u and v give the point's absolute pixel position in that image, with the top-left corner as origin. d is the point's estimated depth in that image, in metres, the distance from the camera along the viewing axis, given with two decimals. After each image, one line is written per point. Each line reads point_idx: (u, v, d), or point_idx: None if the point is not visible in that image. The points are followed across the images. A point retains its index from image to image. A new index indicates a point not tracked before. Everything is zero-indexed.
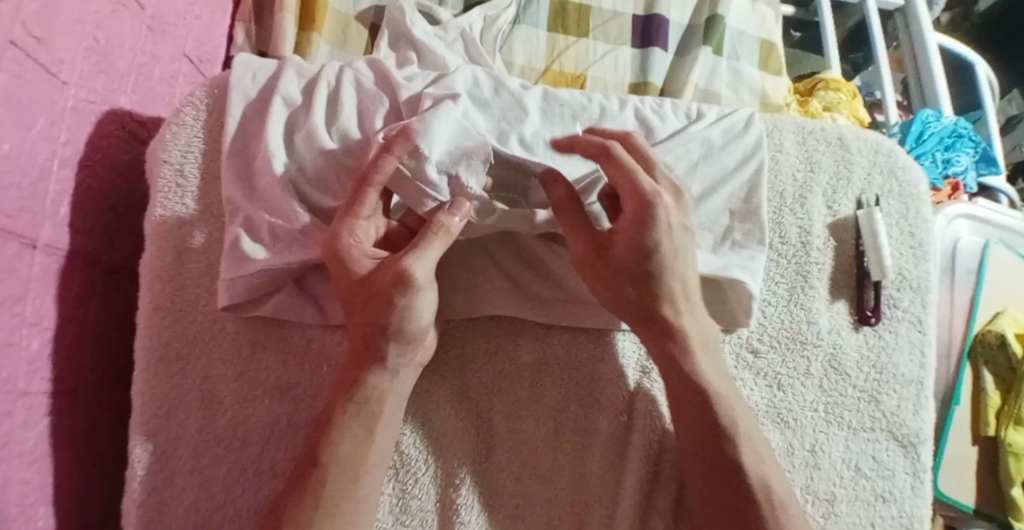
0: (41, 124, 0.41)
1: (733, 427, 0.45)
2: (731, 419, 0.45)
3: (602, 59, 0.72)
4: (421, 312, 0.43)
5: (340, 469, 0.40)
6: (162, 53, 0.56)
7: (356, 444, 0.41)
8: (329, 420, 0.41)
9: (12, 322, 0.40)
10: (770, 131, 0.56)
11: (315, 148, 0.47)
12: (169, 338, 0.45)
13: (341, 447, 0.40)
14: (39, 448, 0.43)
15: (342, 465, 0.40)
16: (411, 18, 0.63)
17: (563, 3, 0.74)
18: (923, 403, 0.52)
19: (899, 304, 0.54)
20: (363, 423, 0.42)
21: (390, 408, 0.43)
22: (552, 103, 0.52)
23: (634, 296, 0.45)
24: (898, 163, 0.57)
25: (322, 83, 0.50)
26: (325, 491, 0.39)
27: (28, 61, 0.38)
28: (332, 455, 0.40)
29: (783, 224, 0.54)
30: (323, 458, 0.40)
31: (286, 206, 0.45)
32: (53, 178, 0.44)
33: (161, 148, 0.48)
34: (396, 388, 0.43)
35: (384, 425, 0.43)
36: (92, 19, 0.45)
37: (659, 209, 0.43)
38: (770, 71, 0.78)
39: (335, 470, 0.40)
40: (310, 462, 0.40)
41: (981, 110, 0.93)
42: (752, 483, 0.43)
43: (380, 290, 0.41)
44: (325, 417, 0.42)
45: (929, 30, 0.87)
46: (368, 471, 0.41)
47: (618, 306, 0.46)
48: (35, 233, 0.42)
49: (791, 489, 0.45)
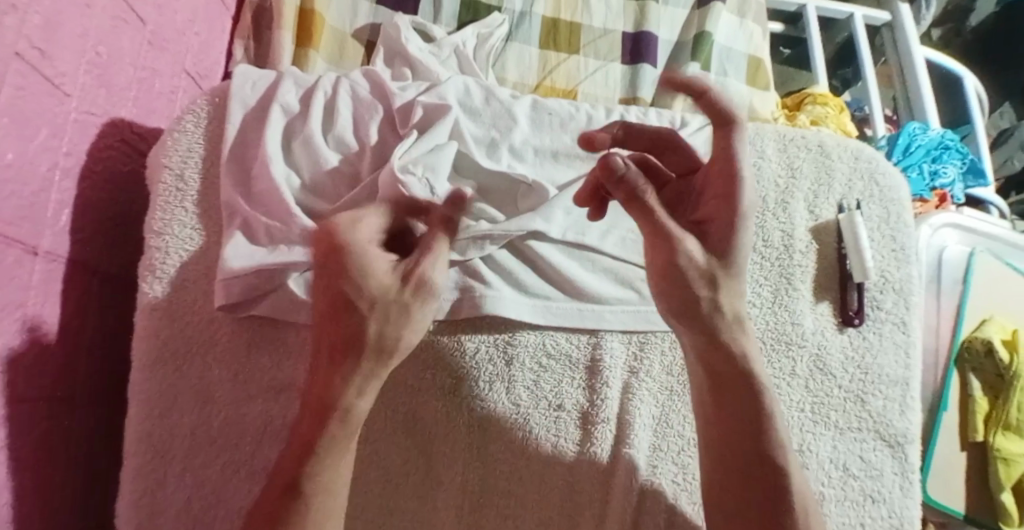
0: (43, 136, 0.43)
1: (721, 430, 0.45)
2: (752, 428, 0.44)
3: (593, 75, 0.75)
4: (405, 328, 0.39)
5: (338, 487, 0.39)
6: (162, 67, 0.58)
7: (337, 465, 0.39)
8: (312, 443, 0.38)
9: (12, 327, 0.41)
10: (752, 138, 0.57)
11: (312, 156, 0.49)
12: (165, 338, 0.46)
13: (320, 468, 0.38)
14: (37, 452, 0.44)
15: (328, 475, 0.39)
16: (406, 35, 0.66)
17: (555, 21, 0.76)
18: (910, 404, 0.53)
19: (882, 305, 0.55)
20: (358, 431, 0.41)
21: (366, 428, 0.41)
22: (541, 112, 0.55)
23: (695, 303, 0.44)
24: (878, 169, 0.59)
25: (319, 92, 0.52)
26: (312, 503, 0.37)
27: (32, 73, 0.40)
28: (315, 483, 0.38)
29: (766, 228, 0.56)
30: (305, 490, 0.37)
31: (284, 210, 0.47)
32: (55, 188, 0.45)
33: (162, 154, 0.50)
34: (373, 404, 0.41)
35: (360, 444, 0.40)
36: (94, 34, 0.47)
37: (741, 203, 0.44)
38: (757, 86, 0.80)
39: (319, 499, 0.38)
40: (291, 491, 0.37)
41: (970, 125, 0.95)
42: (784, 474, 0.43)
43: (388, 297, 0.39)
44: (306, 440, 0.39)
45: (916, 46, 0.90)
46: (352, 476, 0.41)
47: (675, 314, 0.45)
48: (37, 241, 0.43)
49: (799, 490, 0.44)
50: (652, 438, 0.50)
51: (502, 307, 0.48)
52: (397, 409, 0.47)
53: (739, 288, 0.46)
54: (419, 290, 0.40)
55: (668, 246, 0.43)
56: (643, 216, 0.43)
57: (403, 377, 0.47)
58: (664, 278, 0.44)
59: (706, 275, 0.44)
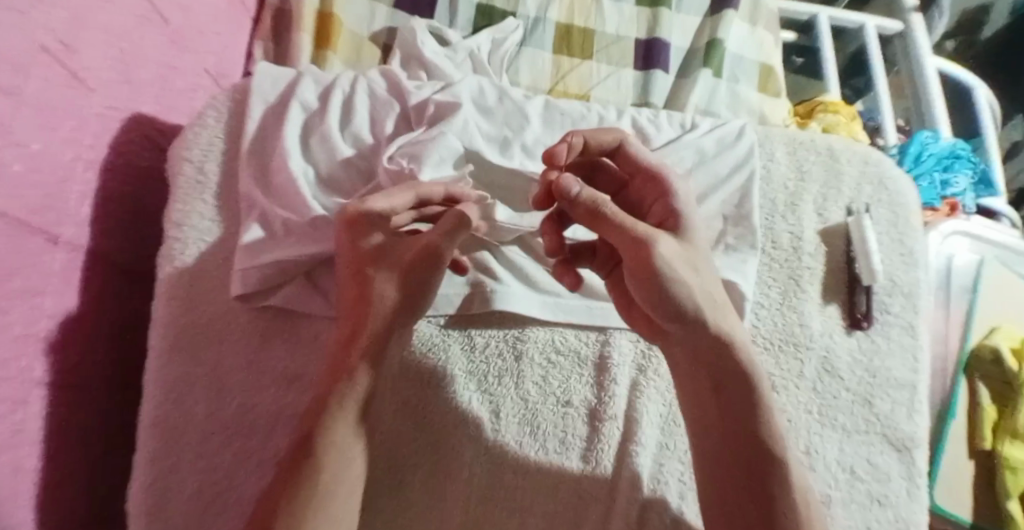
0: (67, 127, 0.44)
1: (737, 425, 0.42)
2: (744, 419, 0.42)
3: (605, 81, 0.75)
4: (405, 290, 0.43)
5: (340, 466, 0.39)
6: (183, 66, 0.60)
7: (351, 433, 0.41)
8: (321, 410, 0.41)
9: (31, 313, 0.42)
10: (761, 141, 0.59)
11: (329, 152, 0.51)
12: (182, 327, 0.47)
13: (335, 431, 0.40)
14: (53, 438, 0.45)
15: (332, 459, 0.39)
16: (422, 39, 0.67)
17: (568, 27, 0.78)
18: (917, 408, 0.53)
19: (890, 309, 0.55)
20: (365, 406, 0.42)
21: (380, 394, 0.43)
22: (553, 112, 0.56)
23: (670, 297, 0.42)
24: (887, 175, 0.60)
25: (338, 90, 0.54)
26: (320, 479, 0.38)
27: (58, 66, 0.41)
28: (327, 446, 0.39)
29: (775, 230, 0.56)
30: (320, 450, 0.39)
31: (300, 202, 0.48)
32: (77, 179, 0.46)
33: (183, 148, 0.52)
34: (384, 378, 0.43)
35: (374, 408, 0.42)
36: (118, 31, 0.48)
37: (681, 191, 0.45)
38: (768, 93, 0.80)
39: (330, 461, 0.39)
40: (303, 451, 0.39)
41: (982, 138, 0.95)
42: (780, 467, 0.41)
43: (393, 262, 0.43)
44: (316, 408, 0.41)
45: (928, 57, 0.91)
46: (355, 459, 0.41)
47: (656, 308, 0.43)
48: (58, 230, 0.44)
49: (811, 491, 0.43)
50: (659, 437, 0.50)
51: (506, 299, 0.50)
52: (409, 399, 0.48)
53: (708, 288, 0.44)
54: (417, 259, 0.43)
55: (644, 245, 0.41)
56: (613, 228, 0.41)
57: (414, 371, 0.49)
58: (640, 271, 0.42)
59: (681, 268, 0.42)
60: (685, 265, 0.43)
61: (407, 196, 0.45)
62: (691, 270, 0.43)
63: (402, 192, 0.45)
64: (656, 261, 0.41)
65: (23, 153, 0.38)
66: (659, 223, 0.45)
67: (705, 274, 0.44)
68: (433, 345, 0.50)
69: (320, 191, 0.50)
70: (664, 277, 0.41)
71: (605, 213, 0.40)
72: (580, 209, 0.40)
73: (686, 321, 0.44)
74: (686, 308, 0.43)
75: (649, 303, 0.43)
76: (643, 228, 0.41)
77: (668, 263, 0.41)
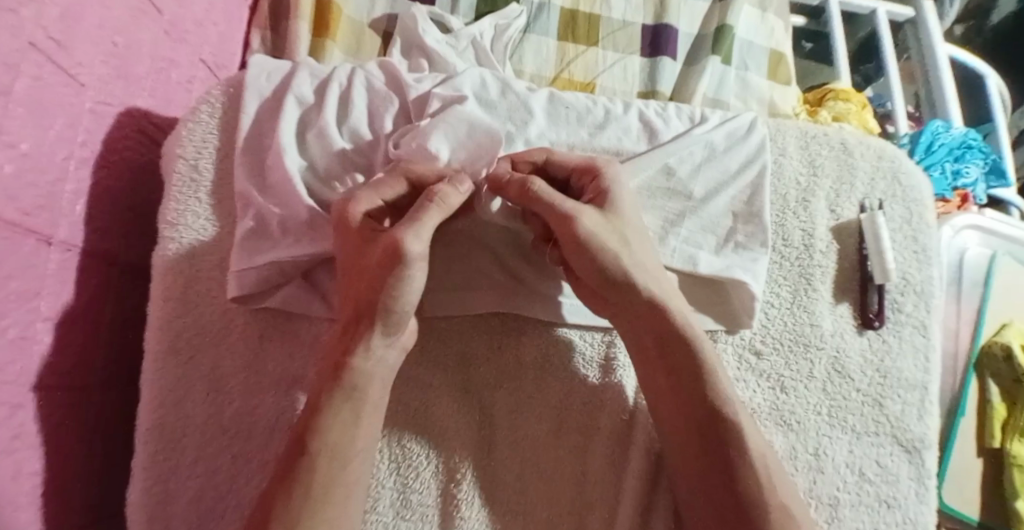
0: (60, 125, 0.42)
1: (736, 422, 0.44)
2: (733, 418, 0.44)
3: (611, 68, 0.73)
4: (411, 289, 0.41)
5: (341, 464, 0.39)
6: (180, 58, 0.58)
7: (346, 435, 0.40)
8: (317, 406, 0.40)
9: (27, 316, 0.40)
10: (773, 135, 0.58)
11: (327, 146, 0.49)
12: (179, 328, 0.46)
13: (329, 432, 0.39)
14: (51, 442, 0.44)
15: (331, 450, 0.39)
16: (423, 26, 0.65)
17: (573, 13, 0.75)
18: (928, 410, 0.52)
19: (902, 308, 0.54)
20: (363, 403, 0.41)
21: (378, 394, 0.42)
22: (557, 106, 0.54)
23: (605, 268, 0.45)
24: (902, 170, 0.58)
25: (334, 83, 0.52)
26: (314, 480, 0.38)
27: (48, 63, 0.40)
28: (321, 444, 0.39)
29: (786, 227, 0.55)
30: (313, 447, 0.39)
31: (296, 200, 0.47)
32: (71, 177, 0.45)
33: (177, 144, 0.50)
34: (380, 370, 0.42)
35: (371, 404, 0.41)
36: (111, 24, 0.47)
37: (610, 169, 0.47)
38: (778, 81, 0.78)
39: (325, 459, 0.38)
40: (298, 449, 0.39)
41: (993, 124, 0.93)
42: (755, 464, 0.43)
43: (370, 265, 0.41)
44: (312, 405, 0.40)
45: (940, 43, 0.88)
46: (357, 453, 0.40)
47: (586, 273, 0.45)
48: (52, 230, 0.43)
49: (799, 496, 0.43)
50: None
51: (498, 300, 0.49)
52: (409, 403, 0.47)
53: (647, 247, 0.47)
54: (388, 256, 0.40)
55: (569, 218, 0.44)
56: (543, 205, 0.44)
57: (414, 373, 0.48)
58: (567, 241, 0.44)
59: (607, 238, 0.44)
60: (611, 235, 0.45)
61: (399, 182, 0.45)
62: (620, 247, 0.45)
63: (392, 182, 0.45)
64: (580, 235, 0.44)
65: (14, 154, 0.37)
66: (592, 198, 0.47)
67: (639, 253, 0.46)
68: (434, 349, 0.49)
69: (315, 186, 0.49)
70: (592, 247, 0.44)
71: (532, 188, 0.44)
72: (513, 190, 0.45)
73: (625, 298, 0.46)
74: (618, 279, 0.45)
75: (580, 269, 0.45)
76: (564, 201, 0.45)
77: (591, 233, 0.44)
